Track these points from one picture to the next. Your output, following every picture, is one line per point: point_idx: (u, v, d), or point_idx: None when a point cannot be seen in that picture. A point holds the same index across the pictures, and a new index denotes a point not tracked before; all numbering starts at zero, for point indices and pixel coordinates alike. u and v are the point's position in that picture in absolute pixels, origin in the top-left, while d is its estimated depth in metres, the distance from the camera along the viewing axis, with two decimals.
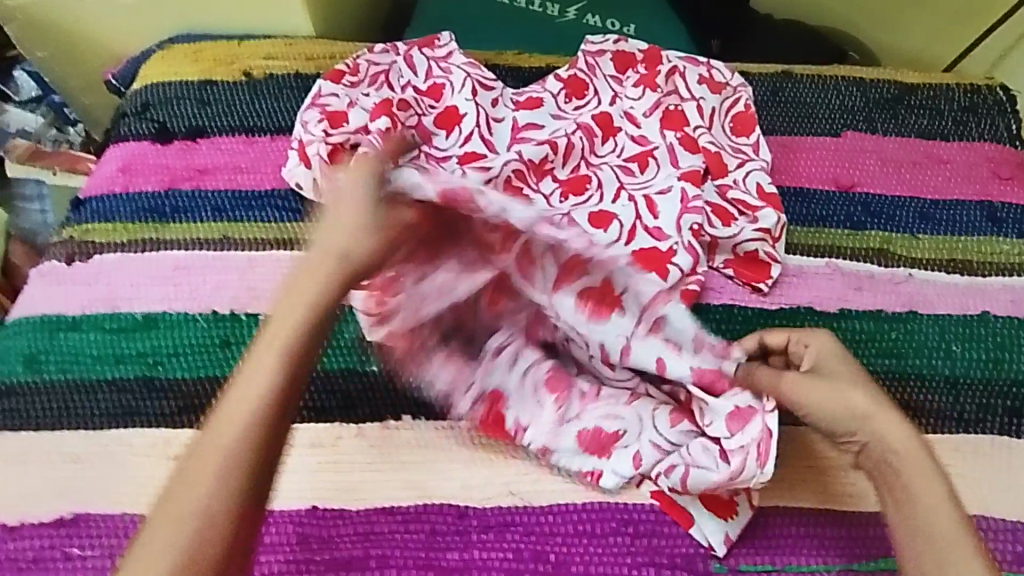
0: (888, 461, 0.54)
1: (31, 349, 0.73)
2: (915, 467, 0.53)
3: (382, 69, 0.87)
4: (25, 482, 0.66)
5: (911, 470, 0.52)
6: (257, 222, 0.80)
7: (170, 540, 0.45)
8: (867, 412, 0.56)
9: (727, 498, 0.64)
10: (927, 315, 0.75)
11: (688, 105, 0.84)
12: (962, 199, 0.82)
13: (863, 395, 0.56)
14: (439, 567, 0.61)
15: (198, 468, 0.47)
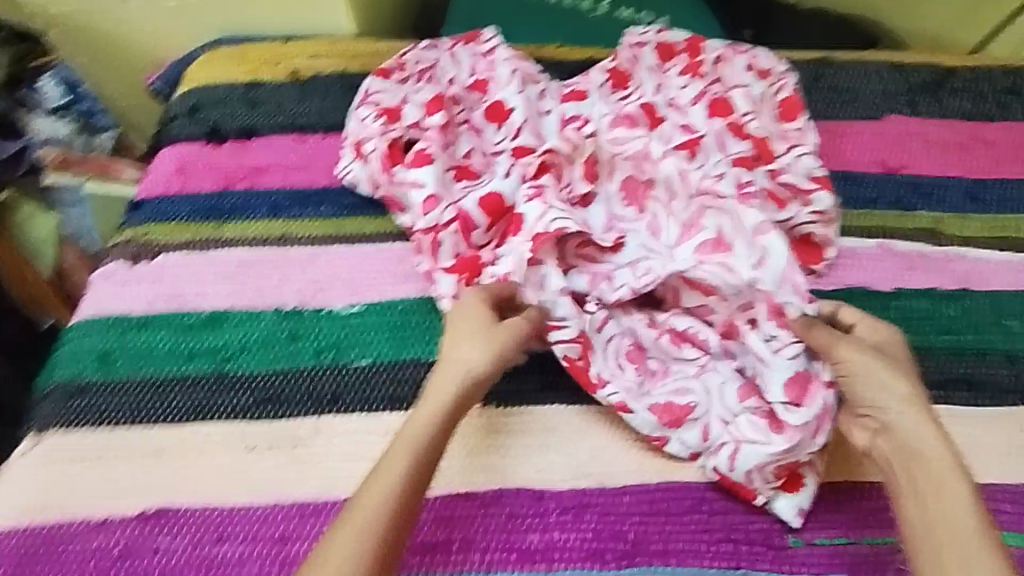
0: (912, 455, 0.57)
1: (103, 348, 0.74)
2: (932, 462, 0.56)
3: (428, 66, 0.88)
4: (108, 477, 0.68)
5: (939, 471, 0.56)
6: (316, 220, 0.82)
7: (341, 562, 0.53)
8: (895, 403, 0.59)
9: (793, 473, 0.65)
10: (981, 292, 0.76)
11: (735, 93, 0.85)
12: (1008, 178, 0.84)
13: (898, 385, 0.60)
14: (522, 550, 0.63)
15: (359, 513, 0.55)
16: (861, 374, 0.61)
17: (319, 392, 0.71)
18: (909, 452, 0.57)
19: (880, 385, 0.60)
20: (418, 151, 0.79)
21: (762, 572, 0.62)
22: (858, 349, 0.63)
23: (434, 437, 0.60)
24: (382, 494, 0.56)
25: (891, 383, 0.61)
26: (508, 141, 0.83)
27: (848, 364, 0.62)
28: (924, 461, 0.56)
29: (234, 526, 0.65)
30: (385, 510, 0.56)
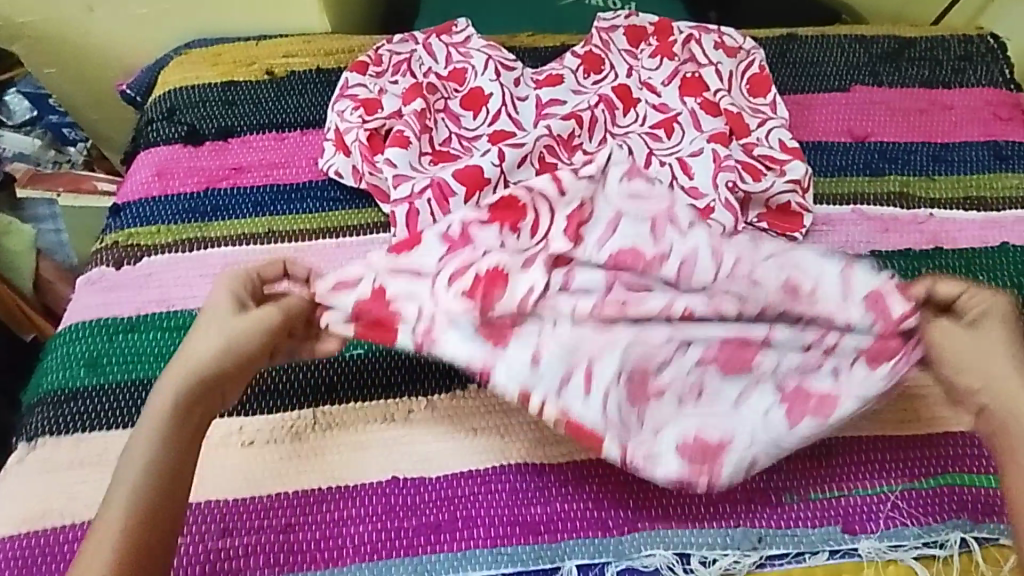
0: (1010, 428, 0.59)
1: (92, 353, 0.73)
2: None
3: (403, 58, 0.89)
4: (106, 481, 0.67)
5: None
6: (299, 215, 0.82)
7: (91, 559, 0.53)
8: (1010, 381, 0.60)
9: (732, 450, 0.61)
10: (952, 250, 0.79)
11: (705, 70, 0.87)
12: (969, 140, 0.87)
13: (1010, 365, 0.60)
14: (525, 523, 0.64)
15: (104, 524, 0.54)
16: (961, 353, 0.62)
17: (313, 383, 0.71)
18: (1006, 418, 0.59)
19: (993, 358, 0.61)
20: (395, 134, 0.80)
21: (762, 528, 0.64)
22: (958, 328, 0.63)
23: (167, 424, 0.59)
24: (123, 486, 0.56)
25: (998, 357, 0.61)
26: (486, 127, 0.85)
27: (950, 343, 0.62)
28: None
29: (239, 519, 0.64)
30: (127, 500, 0.55)
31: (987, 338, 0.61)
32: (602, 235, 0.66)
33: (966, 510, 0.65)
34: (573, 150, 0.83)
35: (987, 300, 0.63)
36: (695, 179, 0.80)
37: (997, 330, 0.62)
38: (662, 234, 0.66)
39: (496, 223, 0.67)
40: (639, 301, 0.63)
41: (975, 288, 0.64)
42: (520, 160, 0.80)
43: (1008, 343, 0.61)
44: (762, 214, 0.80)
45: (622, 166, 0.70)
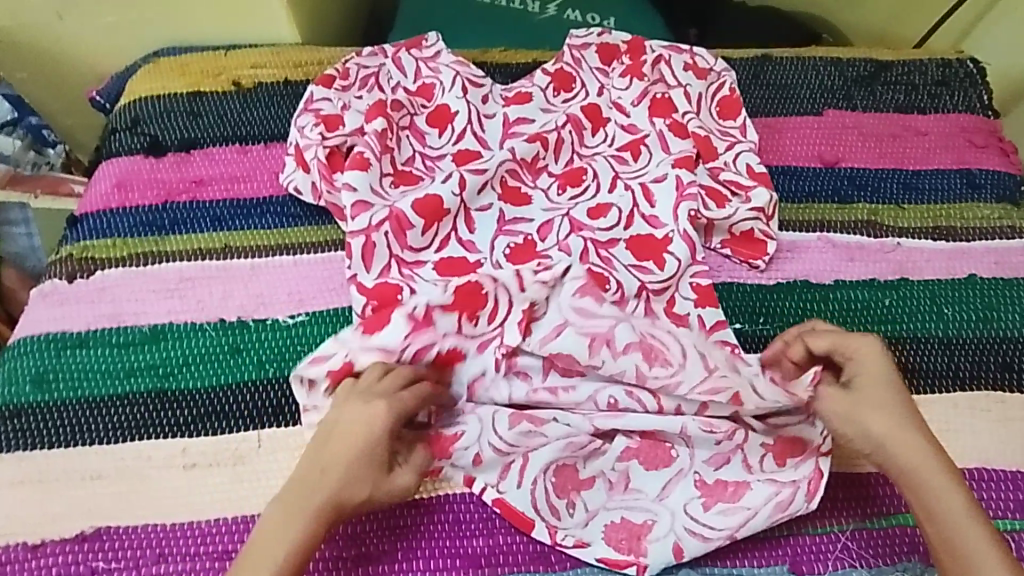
0: (910, 476, 0.60)
1: (39, 369, 0.72)
2: (934, 471, 0.60)
3: (371, 72, 0.87)
4: (46, 502, 0.66)
5: (926, 476, 0.60)
6: (258, 231, 0.81)
7: None
8: (881, 439, 0.62)
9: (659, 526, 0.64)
10: (917, 281, 0.78)
11: (675, 92, 0.86)
12: (942, 168, 0.86)
13: (879, 422, 0.62)
14: (466, 555, 0.63)
15: None
16: (845, 418, 0.63)
17: (262, 406, 0.71)
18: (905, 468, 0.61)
19: (874, 418, 0.62)
20: (355, 155, 0.79)
21: (706, 567, 0.64)
22: (838, 392, 0.64)
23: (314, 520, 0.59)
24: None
25: (879, 415, 0.62)
26: (451, 146, 0.84)
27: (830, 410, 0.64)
28: (928, 471, 0.60)
29: (176, 544, 0.64)
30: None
31: (869, 396, 0.63)
32: (546, 335, 0.67)
33: (917, 552, 0.64)
34: (537, 171, 0.82)
35: (856, 355, 0.65)
36: (656, 207, 0.78)
37: (868, 389, 0.64)
38: (599, 354, 0.66)
39: (455, 313, 0.68)
40: (568, 391, 0.67)
41: (844, 339, 0.66)
42: (481, 186, 0.79)
43: (886, 399, 0.63)
44: (725, 240, 0.79)
45: (580, 279, 0.69)
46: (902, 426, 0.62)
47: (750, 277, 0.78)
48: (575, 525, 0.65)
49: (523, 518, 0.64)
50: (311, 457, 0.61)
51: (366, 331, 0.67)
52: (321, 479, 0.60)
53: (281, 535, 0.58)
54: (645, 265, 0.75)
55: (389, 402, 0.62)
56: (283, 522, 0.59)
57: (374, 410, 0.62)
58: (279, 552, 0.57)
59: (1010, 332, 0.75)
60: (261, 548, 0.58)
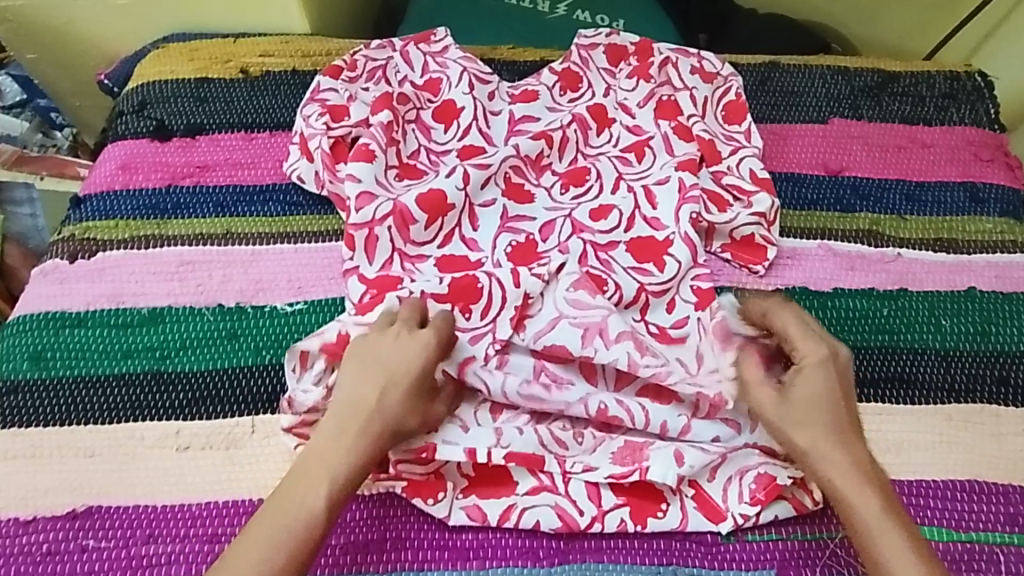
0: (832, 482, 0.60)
1: (37, 347, 0.72)
2: (852, 480, 0.59)
3: (379, 65, 0.87)
4: (39, 478, 0.66)
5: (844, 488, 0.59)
6: (261, 218, 0.81)
7: (274, 543, 0.56)
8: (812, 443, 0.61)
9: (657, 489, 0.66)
10: (917, 292, 0.78)
11: (681, 95, 0.86)
12: (945, 181, 0.85)
13: (812, 428, 0.61)
14: (455, 547, 0.64)
15: (284, 513, 0.57)
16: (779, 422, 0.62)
17: (258, 392, 0.71)
18: (841, 487, 0.59)
19: (800, 431, 0.61)
20: (360, 146, 0.79)
21: (693, 568, 0.63)
22: (771, 397, 0.63)
23: (357, 447, 0.60)
24: (309, 505, 0.57)
25: (810, 432, 0.61)
26: (456, 141, 0.84)
27: (761, 411, 0.63)
28: (846, 480, 0.59)
29: (166, 525, 0.64)
30: (316, 518, 0.57)
31: (799, 408, 0.62)
32: (541, 329, 0.69)
33: None
34: (541, 169, 0.82)
35: (807, 350, 0.64)
36: (658, 209, 0.78)
37: (809, 405, 0.62)
38: (592, 345, 0.68)
39: (449, 304, 0.71)
40: (563, 389, 0.67)
41: (800, 338, 0.64)
42: (484, 181, 0.79)
43: (810, 410, 0.62)
44: (725, 245, 0.79)
45: (574, 276, 0.72)
46: (826, 436, 0.61)
47: (749, 282, 0.78)
48: (520, 502, 0.65)
49: (473, 512, 0.64)
50: (356, 389, 0.62)
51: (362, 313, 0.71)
52: (381, 410, 0.61)
53: (338, 460, 0.59)
54: (646, 267, 0.75)
55: (430, 333, 0.64)
56: (342, 447, 0.60)
57: (421, 338, 0.64)
58: (330, 474, 0.59)
59: (1008, 346, 0.75)
60: (312, 470, 0.59)
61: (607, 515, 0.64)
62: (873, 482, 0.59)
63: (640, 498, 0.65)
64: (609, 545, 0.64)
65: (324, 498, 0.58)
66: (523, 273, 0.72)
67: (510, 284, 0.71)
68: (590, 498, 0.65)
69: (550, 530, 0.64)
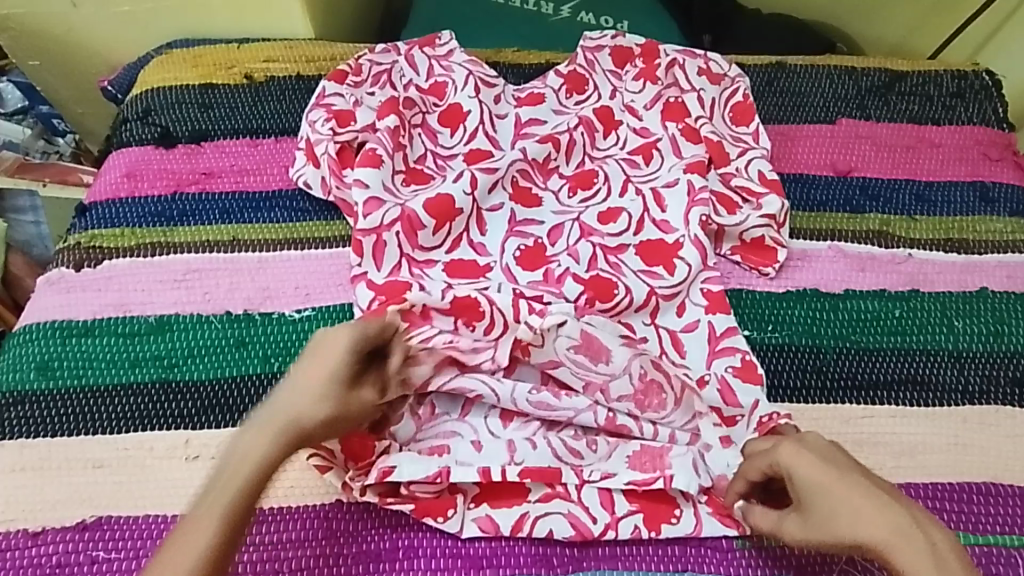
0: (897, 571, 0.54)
1: (44, 357, 0.72)
2: (916, 556, 0.53)
3: (384, 69, 0.87)
4: (48, 490, 0.66)
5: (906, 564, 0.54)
6: (266, 224, 0.81)
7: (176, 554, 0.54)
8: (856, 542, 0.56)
9: (668, 495, 0.65)
10: (928, 293, 0.77)
11: (688, 97, 0.86)
12: (955, 180, 0.85)
13: (846, 527, 0.56)
14: (468, 556, 0.63)
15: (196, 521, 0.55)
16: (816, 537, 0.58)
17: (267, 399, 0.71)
18: (912, 570, 0.53)
19: (840, 529, 0.56)
20: (367, 152, 0.78)
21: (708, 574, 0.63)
22: (795, 520, 0.59)
23: (262, 454, 0.58)
24: (215, 509, 0.55)
25: (845, 526, 0.56)
26: (463, 146, 0.83)
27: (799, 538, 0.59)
28: (912, 561, 0.53)
29: None
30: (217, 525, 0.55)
31: (819, 514, 0.57)
32: (543, 367, 0.69)
33: None
34: (548, 173, 0.82)
35: (783, 458, 0.60)
36: (667, 212, 0.78)
37: (824, 501, 0.57)
38: (593, 398, 0.68)
39: (451, 317, 0.69)
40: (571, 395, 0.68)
41: (770, 453, 0.61)
42: (492, 186, 0.79)
43: (831, 508, 0.57)
44: (735, 247, 0.79)
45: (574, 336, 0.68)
46: (863, 522, 0.56)
47: (760, 284, 0.77)
48: (532, 510, 0.64)
49: (485, 523, 0.64)
50: (275, 391, 0.61)
51: (363, 322, 0.68)
52: (286, 411, 0.59)
53: (246, 461, 0.57)
54: (656, 270, 0.74)
55: (353, 332, 0.63)
56: (250, 448, 0.58)
57: (335, 338, 0.62)
58: (237, 478, 0.57)
59: (1021, 347, 0.74)
60: (225, 475, 0.57)
61: (620, 522, 0.64)
62: (932, 547, 0.54)
63: (653, 504, 0.65)
64: (623, 553, 0.64)
65: (228, 502, 0.56)
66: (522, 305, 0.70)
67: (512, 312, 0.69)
68: (602, 505, 0.64)
69: (564, 538, 0.63)
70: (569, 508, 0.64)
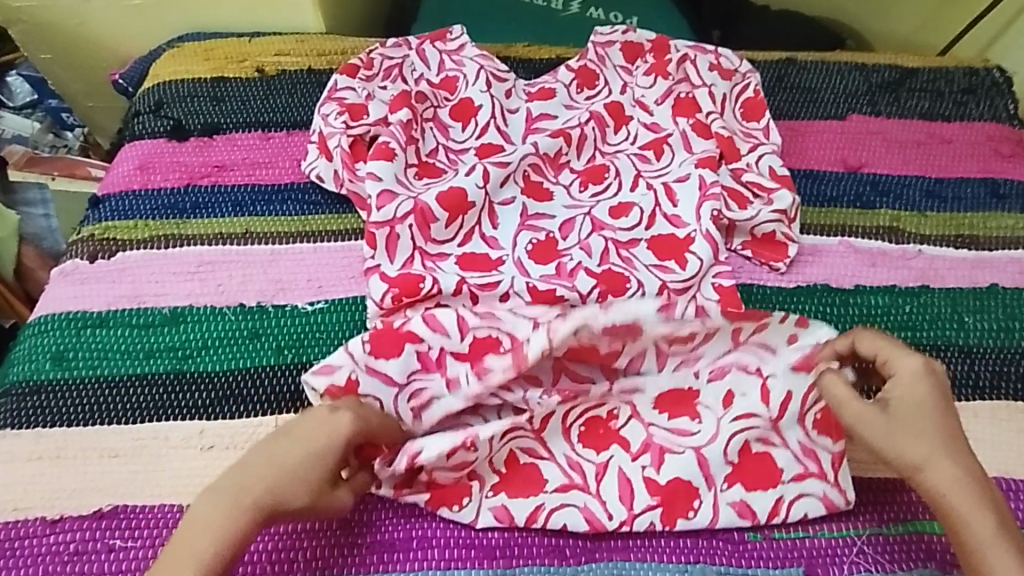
0: (946, 497, 0.57)
1: (59, 347, 0.72)
2: (969, 496, 0.57)
3: (395, 63, 0.87)
4: (65, 479, 0.67)
5: (962, 496, 0.57)
6: (279, 217, 0.81)
7: None
8: (923, 460, 0.58)
9: (689, 487, 0.65)
10: (939, 289, 0.77)
11: (699, 92, 0.85)
12: (965, 177, 0.85)
13: (922, 444, 0.59)
14: (482, 546, 0.64)
15: None
16: (884, 438, 0.59)
17: (280, 391, 0.71)
18: (956, 503, 0.57)
19: (914, 442, 0.59)
20: (380, 145, 0.78)
21: (722, 566, 0.63)
22: (875, 414, 0.60)
23: (230, 536, 0.55)
24: None
25: (923, 441, 0.59)
26: (474, 140, 0.83)
27: (864, 431, 0.60)
28: (965, 497, 0.57)
29: None
30: None
31: (905, 422, 0.59)
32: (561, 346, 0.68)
33: (933, 560, 0.63)
34: (560, 167, 0.82)
35: (902, 364, 0.62)
36: (679, 206, 0.78)
37: (916, 412, 0.60)
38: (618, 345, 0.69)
39: (467, 362, 0.68)
40: (584, 393, 0.67)
41: (894, 352, 0.63)
42: (503, 180, 0.79)
43: (918, 423, 0.59)
44: (746, 242, 0.79)
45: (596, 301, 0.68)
46: (939, 449, 0.58)
47: (770, 279, 0.78)
48: (548, 503, 0.64)
49: (501, 513, 0.64)
50: (256, 459, 0.58)
51: (377, 352, 0.68)
52: (268, 488, 0.57)
53: (210, 540, 0.55)
54: (667, 264, 0.75)
55: (351, 417, 0.60)
56: (216, 522, 0.55)
57: (336, 420, 0.60)
58: (201, 555, 0.54)
59: None
60: (189, 546, 0.54)
61: (637, 518, 0.64)
62: (985, 497, 0.57)
63: (673, 496, 0.64)
64: (636, 545, 0.64)
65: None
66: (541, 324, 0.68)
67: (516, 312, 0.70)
68: (620, 500, 0.64)
69: (578, 531, 0.64)
70: (585, 500, 0.64)
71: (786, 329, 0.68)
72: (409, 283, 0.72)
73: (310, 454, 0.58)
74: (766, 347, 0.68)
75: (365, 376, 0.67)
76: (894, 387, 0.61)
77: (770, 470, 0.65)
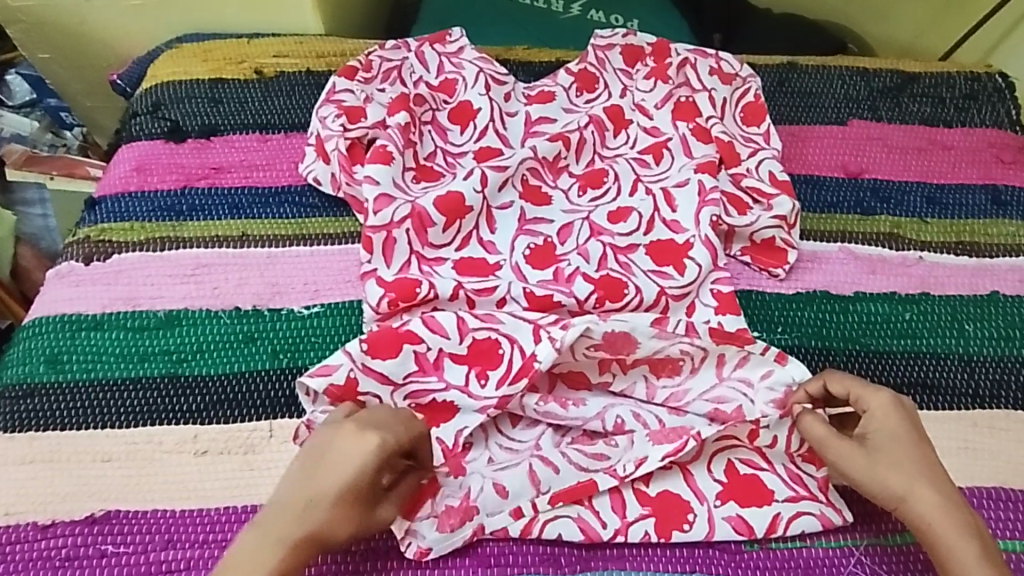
0: (931, 528, 0.57)
1: (54, 350, 0.72)
2: (954, 525, 0.57)
3: (394, 66, 0.87)
4: (57, 483, 0.66)
5: (945, 524, 0.57)
6: (276, 220, 0.81)
7: None
8: (904, 491, 0.58)
9: (681, 499, 0.65)
10: (939, 296, 0.77)
11: (699, 96, 0.85)
12: (967, 183, 0.85)
13: (901, 476, 0.59)
14: (478, 555, 0.63)
15: None
16: (865, 473, 0.59)
17: (276, 395, 0.71)
18: (940, 530, 0.57)
19: (893, 473, 0.59)
20: (377, 148, 0.78)
21: None
22: (854, 449, 0.60)
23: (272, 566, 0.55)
24: None
25: (902, 474, 0.59)
26: (473, 143, 0.83)
27: (845, 466, 0.60)
28: (950, 526, 0.57)
29: (185, 531, 0.64)
30: None
31: (883, 456, 0.60)
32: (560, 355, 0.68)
33: (931, 570, 0.63)
34: (558, 171, 0.81)
35: (873, 399, 0.62)
36: (678, 212, 0.78)
37: (892, 445, 0.60)
38: (610, 370, 0.69)
39: (466, 366, 0.68)
40: (579, 405, 0.68)
41: (864, 388, 0.63)
42: (502, 183, 0.78)
43: (897, 456, 0.59)
44: (745, 248, 0.78)
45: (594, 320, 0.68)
46: (918, 478, 0.58)
47: (770, 286, 0.77)
48: (541, 513, 0.64)
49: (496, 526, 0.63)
50: (291, 490, 0.58)
51: (373, 353, 0.67)
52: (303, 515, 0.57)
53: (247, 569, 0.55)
54: (666, 270, 0.74)
55: (378, 437, 0.60)
56: (249, 557, 0.55)
57: (365, 445, 0.59)
58: None
59: None
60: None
61: (630, 527, 0.64)
62: (968, 522, 0.57)
63: (666, 509, 0.64)
64: (632, 555, 0.64)
65: None
66: (542, 335, 0.68)
67: (515, 315, 0.70)
68: (614, 510, 0.64)
69: (573, 541, 0.63)
70: (578, 511, 0.64)
71: (764, 363, 0.68)
72: (406, 285, 0.72)
73: (345, 482, 0.58)
74: (746, 381, 0.68)
75: (362, 375, 0.67)
76: (869, 421, 0.61)
77: (759, 489, 0.65)
